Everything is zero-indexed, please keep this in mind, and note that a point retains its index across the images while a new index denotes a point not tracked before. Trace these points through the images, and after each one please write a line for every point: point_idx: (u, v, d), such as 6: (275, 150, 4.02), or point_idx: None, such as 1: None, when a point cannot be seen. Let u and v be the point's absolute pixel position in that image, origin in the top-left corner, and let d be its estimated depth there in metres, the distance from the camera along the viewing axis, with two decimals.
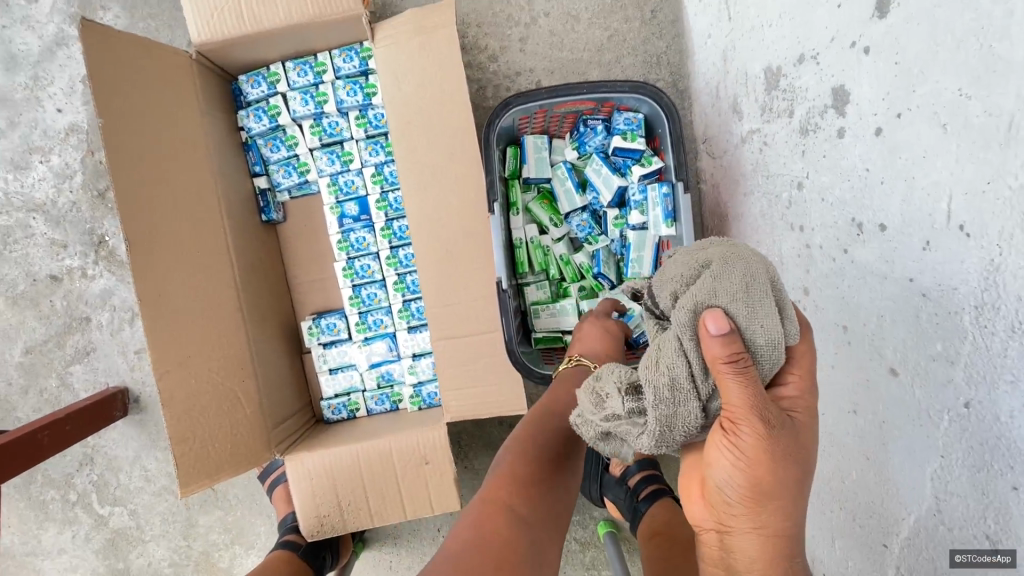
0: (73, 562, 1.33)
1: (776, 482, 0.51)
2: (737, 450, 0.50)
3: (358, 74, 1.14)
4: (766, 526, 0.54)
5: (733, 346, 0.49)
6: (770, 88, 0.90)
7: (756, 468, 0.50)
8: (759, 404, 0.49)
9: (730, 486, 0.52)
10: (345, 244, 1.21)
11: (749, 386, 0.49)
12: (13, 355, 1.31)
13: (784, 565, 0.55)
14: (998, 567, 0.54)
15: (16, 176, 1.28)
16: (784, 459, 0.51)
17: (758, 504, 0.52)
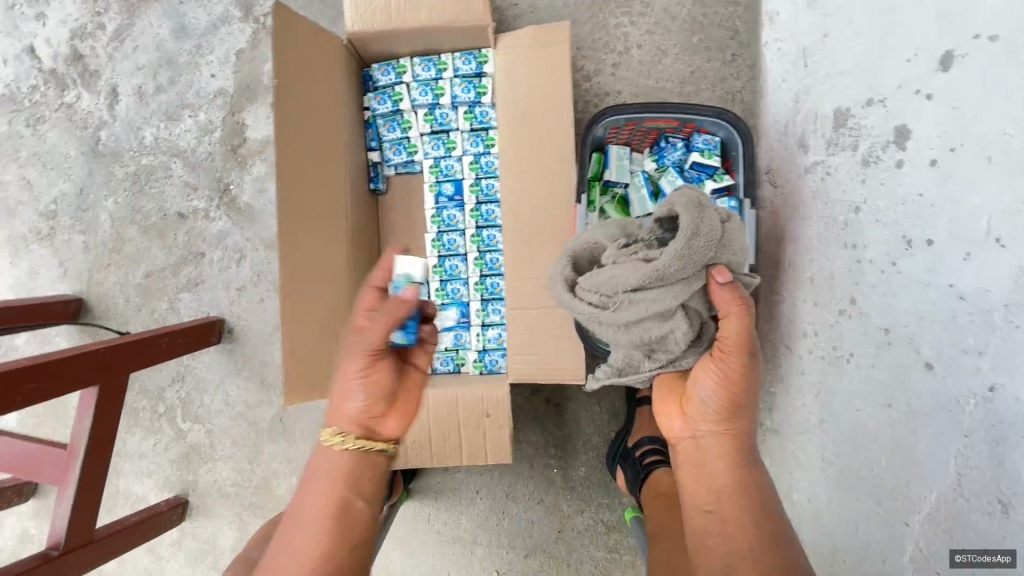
0: (150, 467, 1.50)
1: (744, 392, 0.80)
2: (721, 367, 0.81)
3: (472, 76, 1.32)
4: (734, 428, 0.81)
5: (736, 292, 0.82)
6: (838, 125, 1.04)
7: (733, 383, 0.80)
8: (744, 338, 0.81)
9: (715, 392, 0.81)
10: (438, 219, 1.38)
11: (741, 325, 0.81)
12: (134, 276, 1.50)
13: (742, 457, 0.80)
14: (997, 565, 0.68)
15: (168, 125, 1.50)
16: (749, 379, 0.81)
17: (730, 410, 0.81)
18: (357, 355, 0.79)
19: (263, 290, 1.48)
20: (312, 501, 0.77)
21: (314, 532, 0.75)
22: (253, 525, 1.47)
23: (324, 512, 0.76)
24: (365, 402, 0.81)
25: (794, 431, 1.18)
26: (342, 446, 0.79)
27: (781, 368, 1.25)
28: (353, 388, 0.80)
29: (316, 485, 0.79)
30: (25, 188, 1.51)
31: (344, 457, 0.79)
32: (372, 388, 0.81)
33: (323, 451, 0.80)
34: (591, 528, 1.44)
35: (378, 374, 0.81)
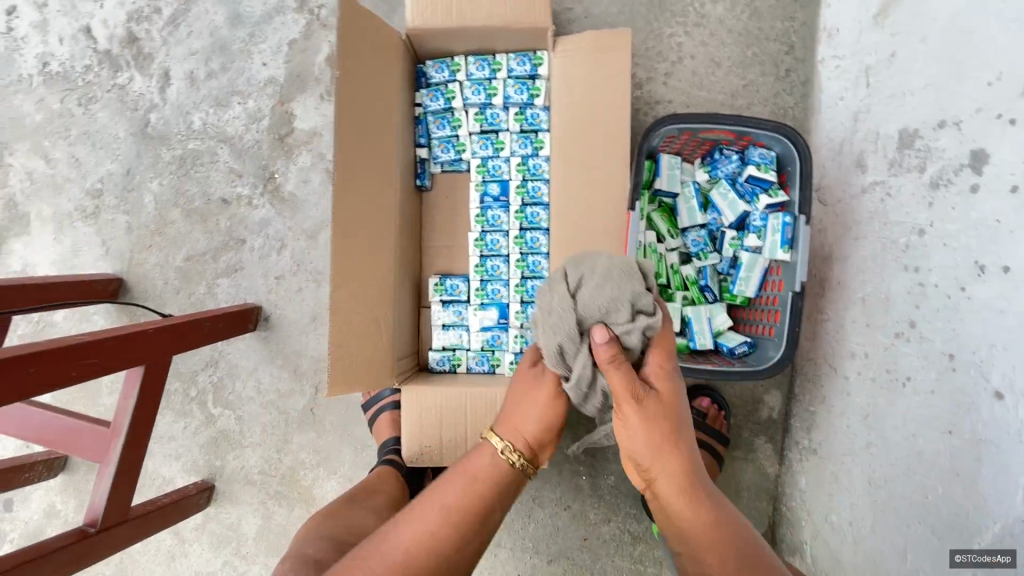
0: (178, 450, 1.50)
1: (661, 436, 0.79)
2: (629, 422, 0.79)
3: (526, 77, 1.33)
4: (668, 472, 0.80)
5: (607, 352, 0.75)
6: (903, 146, 1.03)
7: (647, 432, 0.79)
8: (628, 389, 0.77)
9: (639, 447, 0.80)
10: (482, 219, 1.37)
11: (621, 379, 0.77)
12: (175, 259, 1.50)
13: (689, 493, 0.81)
14: (997, 565, 0.77)
15: (217, 110, 1.50)
16: (658, 419, 0.79)
17: (657, 457, 0.80)
18: (548, 386, 0.88)
19: (302, 280, 1.48)
20: (458, 491, 0.82)
21: (445, 519, 0.78)
22: (278, 514, 1.46)
23: (464, 507, 0.80)
24: (539, 428, 0.89)
25: (836, 452, 1.16)
26: (507, 458, 0.87)
27: (824, 388, 1.23)
28: (532, 413, 0.89)
29: (470, 480, 0.84)
30: (72, 166, 1.52)
31: (504, 468, 0.86)
32: (550, 418, 0.89)
33: (491, 455, 0.87)
34: (616, 538, 1.42)
35: (558, 410, 0.89)
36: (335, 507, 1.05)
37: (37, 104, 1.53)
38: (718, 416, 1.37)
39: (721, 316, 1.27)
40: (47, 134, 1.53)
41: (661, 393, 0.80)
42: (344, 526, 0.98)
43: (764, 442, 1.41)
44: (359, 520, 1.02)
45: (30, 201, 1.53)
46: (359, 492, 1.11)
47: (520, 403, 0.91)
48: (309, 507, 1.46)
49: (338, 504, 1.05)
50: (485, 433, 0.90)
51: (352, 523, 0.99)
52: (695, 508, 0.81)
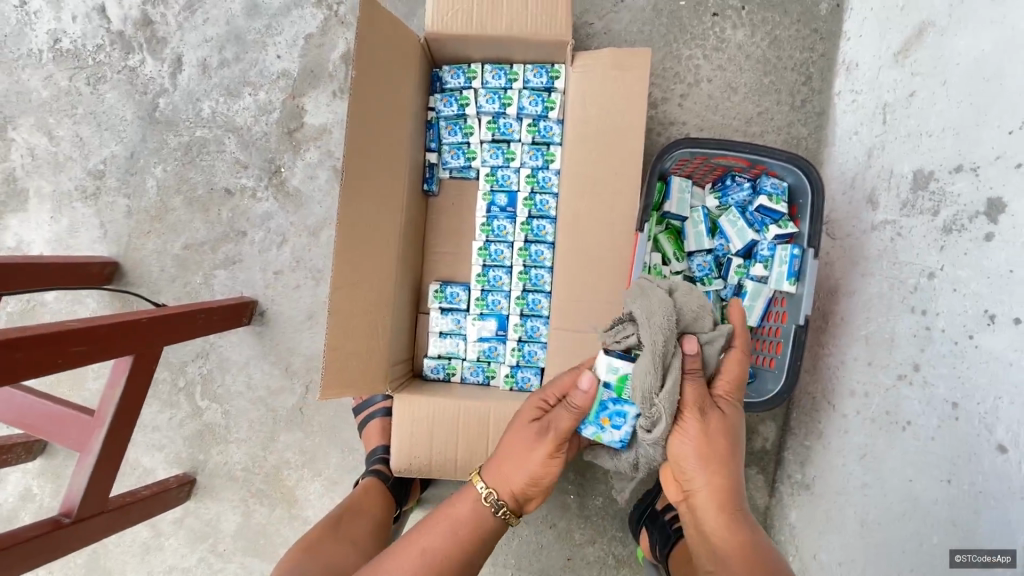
0: (161, 441, 1.47)
1: (712, 449, 0.82)
2: (687, 432, 0.83)
3: (542, 89, 1.32)
4: (711, 485, 0.83)
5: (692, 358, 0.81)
6: (917, 187, 1.02)
7: (702, 440, 0.82)
8: (695, 396, 0.82)
9: (688, 457, 0.83)
10: (488, 228, 1.36)
11: (694, 384, 0.82)
12: (172, 247, 1.48)
13: (729, 512, 0.83)
14: (997, 564, 0.76)
15: (227, 100, 1.49)
16: (714, 434, 0.83)
17: (705, 468, 0.83)
18: (547, 446, 0.84)
19: (300, 277, 1.46)
20: (440, 540, 0.81)
21: (426, 567, 0.79)
22: (258, 513, 1.44)
23: (444, 556, 0.80)
24: (529, 482, 0.86)
25: (829, 489, 1.15)
26: (489, 507, 0.85)
27: (820, 423, 1.22)
28: (522, 470, 0.85)
29: (455, 527, 0.83)
30: (76, 146, 1.50)
31: (485, 517, 0.85)
32: (541, 475, 0.86)
33: (475, 503, 0.85)
34: (600, 560, 1.40)
35: (551, 470, 0.86)
36: (318, 540, 0.96)
37: (45, 81, 1.51)
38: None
39: None
40: (52, 111, 1.50)
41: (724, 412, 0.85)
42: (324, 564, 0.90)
43: (756, 472, 1.39)
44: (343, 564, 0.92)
45: (29, 177, 1.50)
46: (346, 512, 1.06)
47: (515, 455, 0.87)
48: (291, 507, 1.44)
49: (321, 541, 0.96)
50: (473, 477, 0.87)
51: (333, 563, 0.90)
52: (730, 528, 0.82)
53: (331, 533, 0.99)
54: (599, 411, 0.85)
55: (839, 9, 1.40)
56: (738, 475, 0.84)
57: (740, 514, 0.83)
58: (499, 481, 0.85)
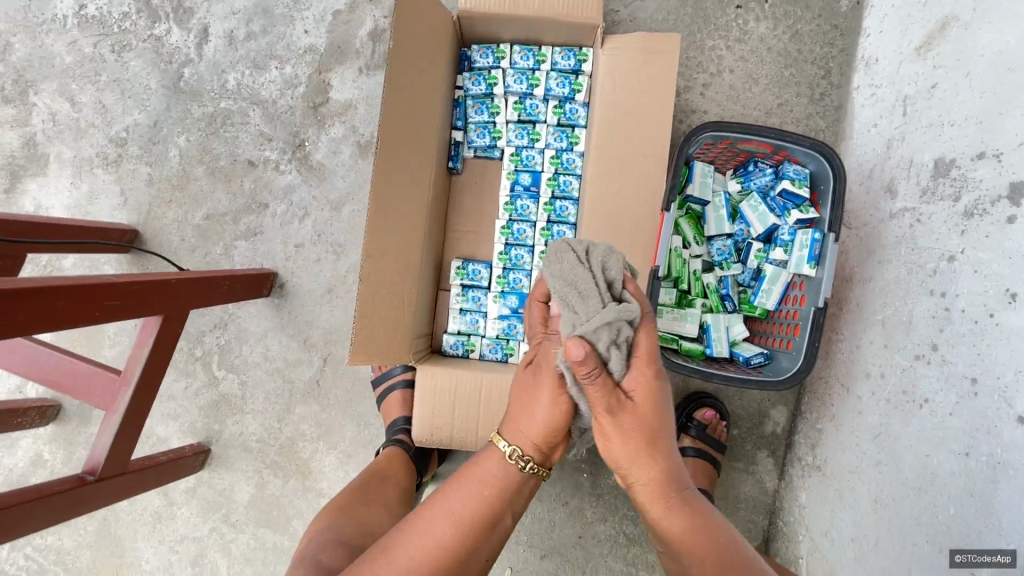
0: (176, 410, 1.47)
1: (637, 445, 0.74)
2: (605, 432, 0.75)
3: (569, 72, 1.34)
4: (645, 479, 0.76)
5: (585, 366, 0.68)
6: (937, 175, 1.05)
7: (625, 439, 0.74)
8: (601, 399, 0.72)
9: (616, 456, 0.76)
10: (511, 207, 1.37)
11: (596, 390, 0.71)
12: (194, 217, 1.48)
13: (670, 498, 0.76)
14: (997, 564, 0.80)
15: (253, 72, 1.49)
16: (634, 430, 0.74)
17: (636, 463, 0.75)
18: (547, 385, 0.76)
19: (321, 250, 1.46)
20: (463, 503, 0.74)
21: (453, 530, 0.72)
22: (273, 484, 1.44)
23: (469, 521, 0.73)
24: (547, 429, 0.77)
25: (842, 469, 1.17)
26: (514, 463, 0.77)
27: (833, 406, 1.25)
28: (535, 415, 0.78)
29: (475, 489, 0.76)
30: (98, 112, 1.50)
31: (512, 477, 0.77)
32: (554, 419, 0.77)
33: (496, 461, 0.78)
34: (611, 539, 1.42)
35: (564, 409, 0.76)
36: (349, 502, 0.97)
37: (69, 46, 1.50)
38: (719, 427, 1.38)
39: (738, 327, 1.30)
40: (75, 76, 1.50)
41: (643, 401, 0.75)
42: (357, 523, 0.90)
43: (765, 455, 1.42)
44: (375, 524, 0.93)
45: (50, 142, 1.50)
46: (374, 478, 1.07)
47: (524, 403, 0.80)
48: (305, 480, 1.44)
49: (351, 502, 0.97)
50: (493, 436, 0.80)
51: (364, 524, 0.91)
52: (676, 516, 0.76)
53: (360, 496, 1.00)
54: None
55: (860, 6, 1.43)
56: (672, 457, 0.77)
57: (683, 494, 0.77)
58: (515, 432, 0.78)
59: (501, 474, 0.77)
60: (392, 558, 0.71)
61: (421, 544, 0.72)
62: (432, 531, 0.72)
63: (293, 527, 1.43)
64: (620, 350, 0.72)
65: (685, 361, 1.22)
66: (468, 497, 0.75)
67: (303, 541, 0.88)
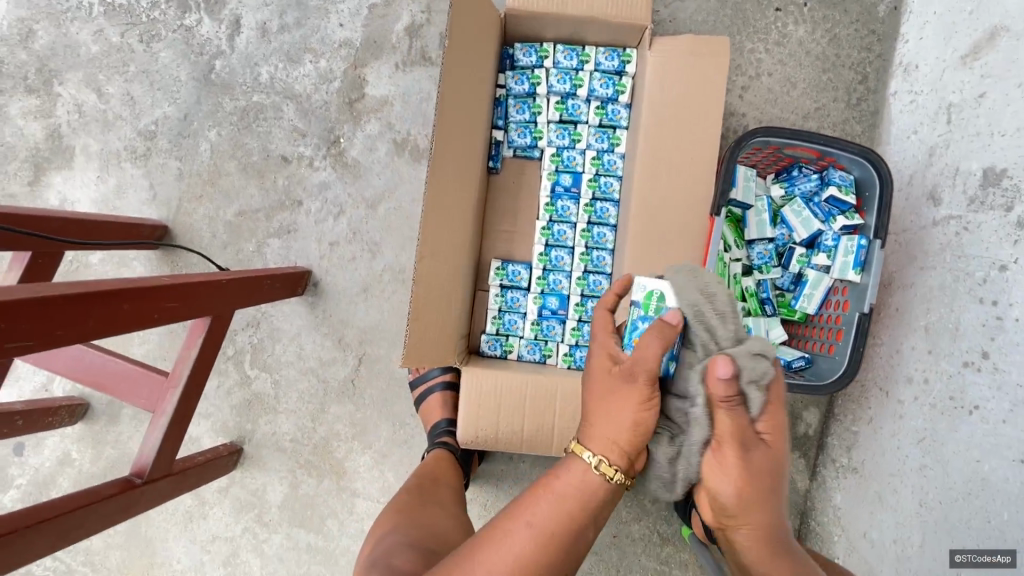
0: (208, 410, 1.45)
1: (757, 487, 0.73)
2: (725, 470, 0.72)
3: (613, 72, 1.33)
4: (755, 521, 0.75)
5: (730, 390, 0.68)
6: (986, 184, 1.06)
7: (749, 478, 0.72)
8: (738, 433, 0.70)
9: (734, 499, 0.73)
10: (552, 208, 1.37)
11: (734, 421, 0.70)
12: (225, 213, 1.46)
13: (772, 539, 0.77)
14: (998, 564, 0.92)
15: (287, 66, 1.46)
16: (760, 472, 0.72)
17: (750, 506, 0.74)
18: (638, 390, 0.75)
19: (356, 249, 1.45)
20: (548, 516, 0.71)
21: (536, 539, 0.69)
22: (306, 484, 1.43)
23: (552, 531, 0.70)
24: (633, 433, 0.75)
25: (881, 472, 1.20)
26: (601, 474, 0.74)
27: (870, 409, 1.27)
28: (618, 418, 0.76)
29: (558, 502, 0.72)
30: (126, 104, 1.46)
31: (595, 486, 0.74)
32: (641, 425, 0.75)
33: (578, 469, 0.75)
34: (645, 538, 1.43)
35: (651, 412, 0.75)
36: (408, 504, 0.96)
37: (95, 35, 1.46)
38: None
39: (777, 330, 1.30)
40: (101, 67, 1.46)
41: (770, 444, 0.73)
42: (419, 525, 0.89)
43: (798, 456, 1.43)
44: (435, 525, 0.92)
45: (75, 134, 1.46)
46: (425, 482, 1.07)
47: (606, 408, 0.78)
48: (339, 479, 1.43)
49: (411, 505, 0.96)
50: (574, 447, 0.77)
51: (427, 525, 0.90)
52: (773, 555, 0.78)
53: (417, 499, 0.99)
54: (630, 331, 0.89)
55: (898, 11, 1.43)
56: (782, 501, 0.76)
57: (782, 536, 0.78)
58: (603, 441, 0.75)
59: (583, 482, 0.74)
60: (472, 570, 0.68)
61: (504, 554, 0.68)
62: (516, 540, 0.69)
63: (327, 527, 1.42)
64: (762, 390, 0.71)
65: None
66: (550, 506, 0.72)
67: (368, 547, 0.87)
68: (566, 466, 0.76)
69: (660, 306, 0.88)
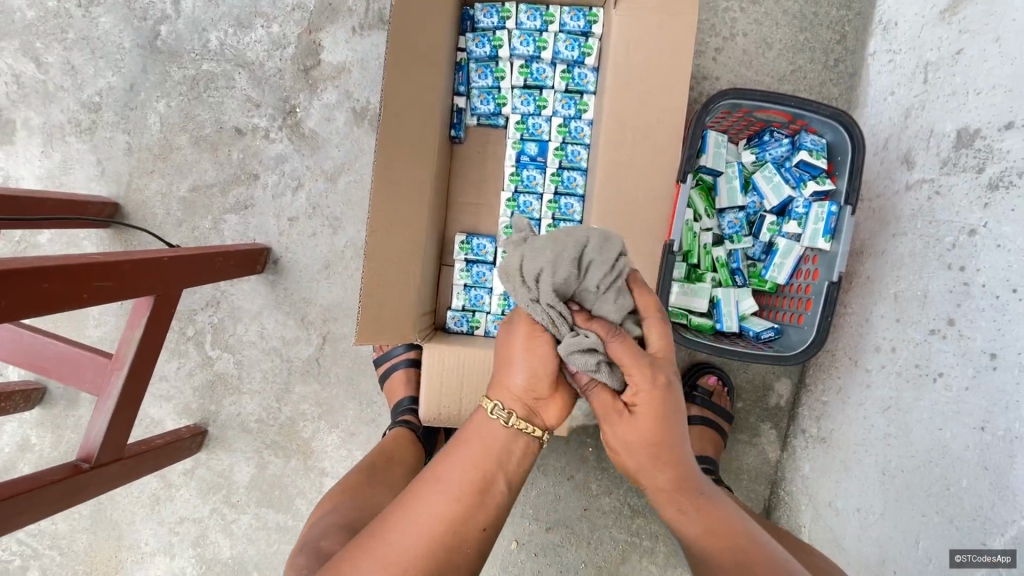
0: (170, 391, 1.42)
1: (645, 456, 0.71)
2: (607, 440, 0.73)
3: (579, 33, 1.26)
4: (654, 485, 0.74)
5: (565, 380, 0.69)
6: (959, 146, 1.02)
7: (633, 447, 0.71)
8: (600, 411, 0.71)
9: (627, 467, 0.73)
10: (517, 178, 1.32)
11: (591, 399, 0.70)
12: (179, 188, 1.40)
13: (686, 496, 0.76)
14: (997, 564, 0.84)
15: (237, 31, 1.38)
16: (636, 443, 0.70)
17: (641, 470, 0.73)
18: (522, 322, 0.70)
19: (316, 225, 1.40)
20: (456, 469, 0.67)
21: (452, 497, 0.65)
22: (273, 464, 1.41)
23: (467, 487, 0.66)
24: (528, 377, 0.70)
25: (848, 442, 1.19)
26: (505, 424, 0.69)
27: (839, 379, 1.25)
28: (512, 359, 0.71)
29: (465, 453, 0.68)
30: (67, 74, 1.39)
31: (498, 435, 0.69)
32: (535, 365, 0.69)
33: (480, 421, 0.70)
34: (615, 509, 1.43)
35: (543, 347, 0.69)
36: (356, 484, 0.94)
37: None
38: (723, 395, 1.38)
39: (747, 301, 1.27)
40: (38, 34, 1.38)
41: (643, 418, 0.69)
42: (364, 505, 0.88)
43: (769, 427, 1.42)
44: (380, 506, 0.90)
45: (16, 107, 1.39)
46: (380, 462, 1.05)
47: (503, 353, 0.72)
48: (307, 459, 1.41)
49: (358, 486, 0.94)
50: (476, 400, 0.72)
51: (372, 506, 0.88)
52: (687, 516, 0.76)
53: (368, 480, 0.97)
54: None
55: None
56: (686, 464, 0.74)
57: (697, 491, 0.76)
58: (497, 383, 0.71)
59: (489, 432, 0.69)
60: (384, 536, 0.63)
61: (417, 520, 0.63)
62: (428, 504, 0.64)
63: (296, 506, 1.41)
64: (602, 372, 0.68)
65: (700, 337, 1.19)
66: (465, 463, 0.67)
67: (307, 525, 0.85)
68: (470, 419, 0.72)
69: None
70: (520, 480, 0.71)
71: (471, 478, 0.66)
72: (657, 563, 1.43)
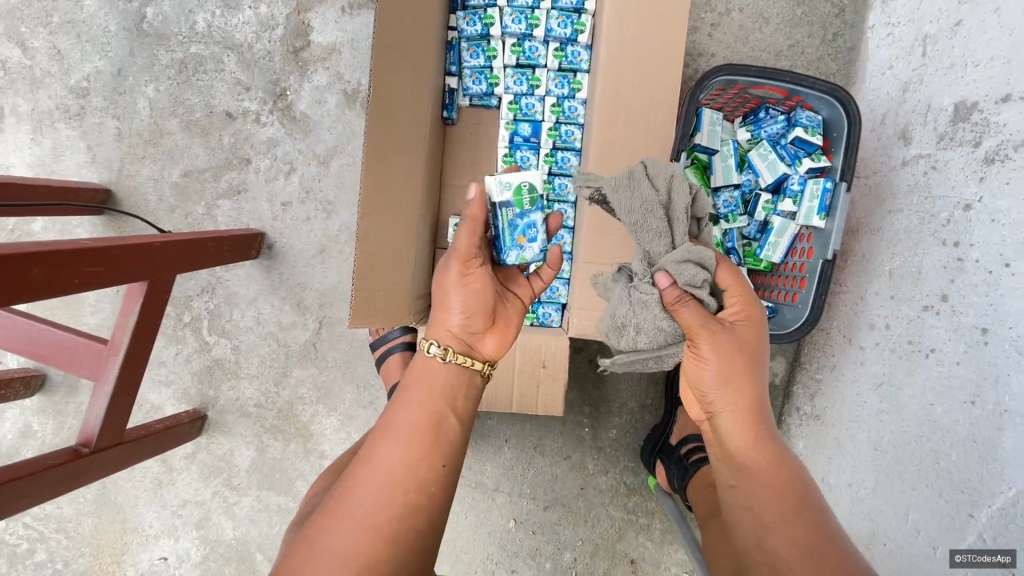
0: (169, 377, 1.43)
1: (733, 365, 0.79)
2: (702, 353, 0.80)
3: (571, 10, 1.24)
4: (733, 404, 0.80)
5: (675, 293, 0.81)
6: (957, 120, 1.01)
7: (729, 354, 0.79)
8: (701, 322, 0.80)
9: (708, 378, 0.80)
10: (511, 159, 1.30)
11: (694, 312, 0.81)
12: (171, 173, 1.39)
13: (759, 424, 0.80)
14: (997, 565, 0.83)
15: (224, 13, 1.36)
16: (732, 351, 0.79)
17: (726, 382, 0.80)
18: (454, 261, 0.81)
19: (310, 209, 1.39)
20: (406, 413, 0.73)
21: (405, 439, 0.69)
22: (273, 448, 1.43)
23: (419, 425, 0.71)
24: (464, 313, 0.82)
25: (841, 419, 1.20)
26: (448, 360, 0.80)
27: (834, 356, 1.25)
28: (448, 297, 0.82)
29: (412, 397, 0.75)
30: (54, 59, 1.37)
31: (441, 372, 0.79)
32: (469, 300, 0.82)
33: (422, 362, 0.80)
34: (612, 488, 1.45)
35: (474, 281, 0.82)
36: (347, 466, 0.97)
37: None
38: None
39: None
40: (23, 18, 1.36)
41: (739, 328, 0.81)
42: None
43: None
44: None
45: (3, 93, 1.37)
46: None
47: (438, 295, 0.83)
48: (306, 442, 1.43)
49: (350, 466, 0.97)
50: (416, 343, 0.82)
51: None
52: (761, 447, 0.79)
53: None
54: (512, 231, 0.92)
55: None
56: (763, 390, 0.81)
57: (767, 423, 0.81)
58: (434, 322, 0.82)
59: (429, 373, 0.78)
60: (348, 492, 0.65)
61: (377, 466, 0.67)
62: (384, 452, 0.68)
63: (296, 488, 1.43)
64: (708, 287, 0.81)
65: None
66: (411, 407, 0.74)
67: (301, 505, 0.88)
68: (414, 365, 0.80)
69: (529, 195, 0.91)
70: (470, 415, 0.78)
71: (421, 420, 0.72)
72: (653, 539, 1.45)
